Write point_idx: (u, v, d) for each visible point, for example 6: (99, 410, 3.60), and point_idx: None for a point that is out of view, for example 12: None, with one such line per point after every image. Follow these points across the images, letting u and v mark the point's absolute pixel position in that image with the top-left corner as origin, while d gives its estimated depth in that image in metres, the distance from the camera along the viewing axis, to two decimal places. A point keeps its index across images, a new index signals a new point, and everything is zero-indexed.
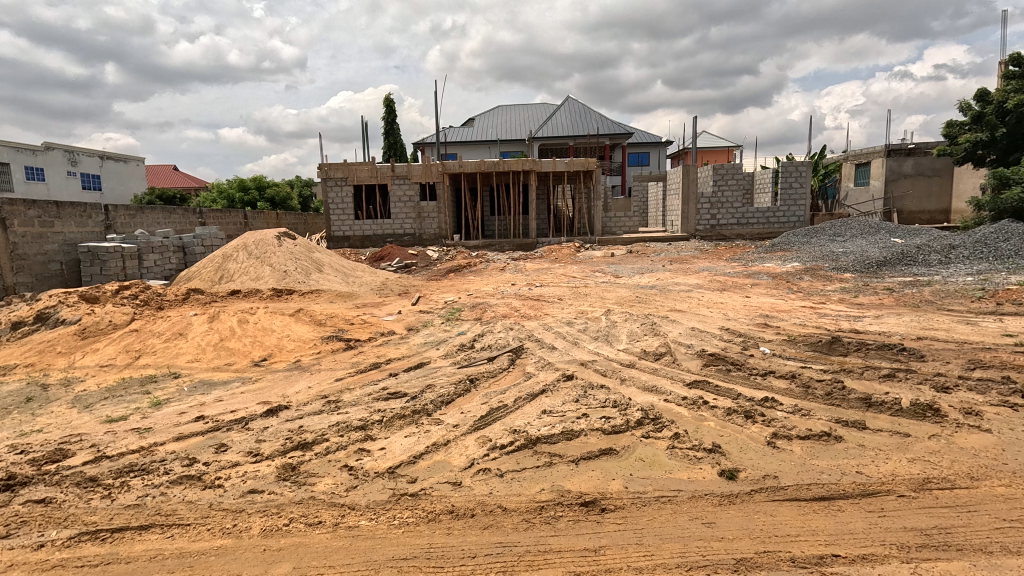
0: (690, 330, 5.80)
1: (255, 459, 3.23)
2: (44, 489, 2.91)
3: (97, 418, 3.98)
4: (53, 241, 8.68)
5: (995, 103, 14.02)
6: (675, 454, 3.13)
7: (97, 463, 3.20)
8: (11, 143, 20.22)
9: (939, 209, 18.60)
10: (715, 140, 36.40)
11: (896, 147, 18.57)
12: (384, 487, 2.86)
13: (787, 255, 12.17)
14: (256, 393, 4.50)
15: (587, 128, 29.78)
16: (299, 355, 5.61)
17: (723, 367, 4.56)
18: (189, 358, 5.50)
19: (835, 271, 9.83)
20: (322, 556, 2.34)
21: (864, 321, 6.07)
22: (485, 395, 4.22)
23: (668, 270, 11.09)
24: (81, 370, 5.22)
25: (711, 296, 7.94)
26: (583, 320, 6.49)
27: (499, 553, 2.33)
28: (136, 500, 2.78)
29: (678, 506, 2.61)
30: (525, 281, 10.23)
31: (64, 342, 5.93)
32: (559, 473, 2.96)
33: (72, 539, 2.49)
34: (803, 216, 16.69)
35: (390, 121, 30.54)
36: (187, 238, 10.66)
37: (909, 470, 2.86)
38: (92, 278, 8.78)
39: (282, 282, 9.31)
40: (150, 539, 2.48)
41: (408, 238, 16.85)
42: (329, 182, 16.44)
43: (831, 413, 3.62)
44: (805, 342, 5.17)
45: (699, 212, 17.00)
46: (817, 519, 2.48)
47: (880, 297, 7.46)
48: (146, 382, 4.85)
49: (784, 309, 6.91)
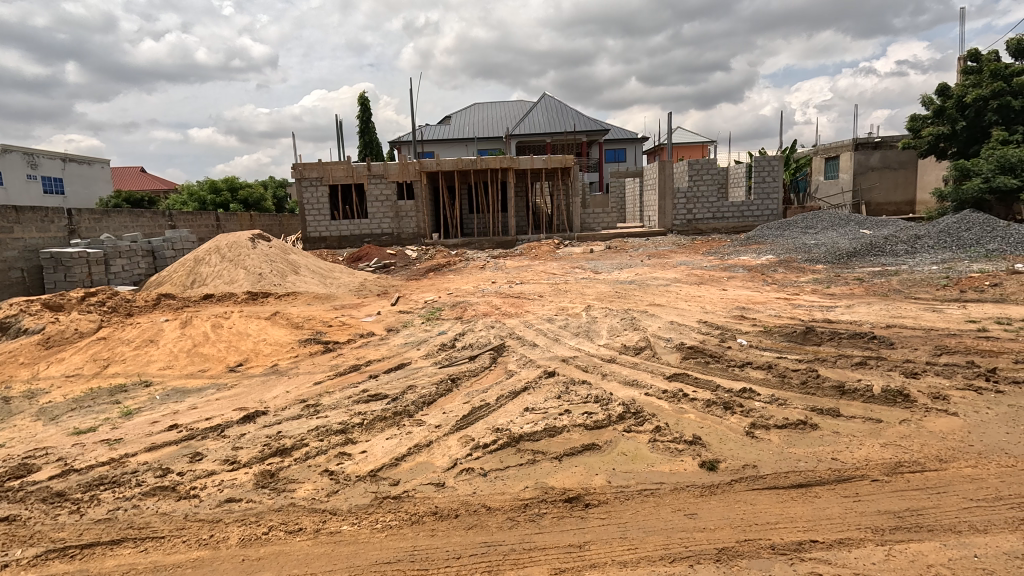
0: (670, 323, 5.88)
1: (232, 467, 3.15)
2: (8, 506, 2.79)
3: (63, 431, 3.84)
4: (13, 247, 8.31)
5: (955, 98, 14.54)
6: (657, 447, 3.16)
7: (64, 477, 3.08)
8: None
9: (905, 200, 19.19)
10: (689, 137, 37.01)
11: (863, 141, 19.11)
12: (366, 490, 2.82)
13: (761, 248, 12.38)
14: (233, 399, 4.39)
15: (564, 125, 29.93)
16: (276, 359, 5.50)
17: (702, 359, 4.63)
18: (161, 365, 5.34)
19: (808, 262, 10.09)
20: (303, 564, 2.29)
21: (836, 311, 6.23)
22: (467, 394, 4.20)
23: (647, 265, 11.21)
24: (45, 381, 5.02)
25: (689, 290, 8.06)
26: (563, 316, 6.54)
27: (484, 553, 2.31)
28: (107, 513, 2.69)
29: (660, 499, 2.64)
30: (505, 280, 10.17)
31: (27, 352, 5.70)
32: (543, 470, 2.96)
33: (39, 558, 2.39)
34: (777, 209, 17.00)
35: (365, 118, 30.14)
36: (156, 242, 10.39)
37: (881, 455, 2.95)
38: (56, 285, 8.44)
39: (257, 286, 9.12)
40: (123, 554, 2.40)
41: (386, 238, 16.68)
42: (303, 183, 16.16)
43: (807, 402, 3.71)
44: (780, 332, 5.29)
45: (676, 207, 17.23)
46: (795, 506, 2.53)
47: (851, 287, 7.68)
48: (116, 392, 4.69)
49: (760, 301, 7.04)
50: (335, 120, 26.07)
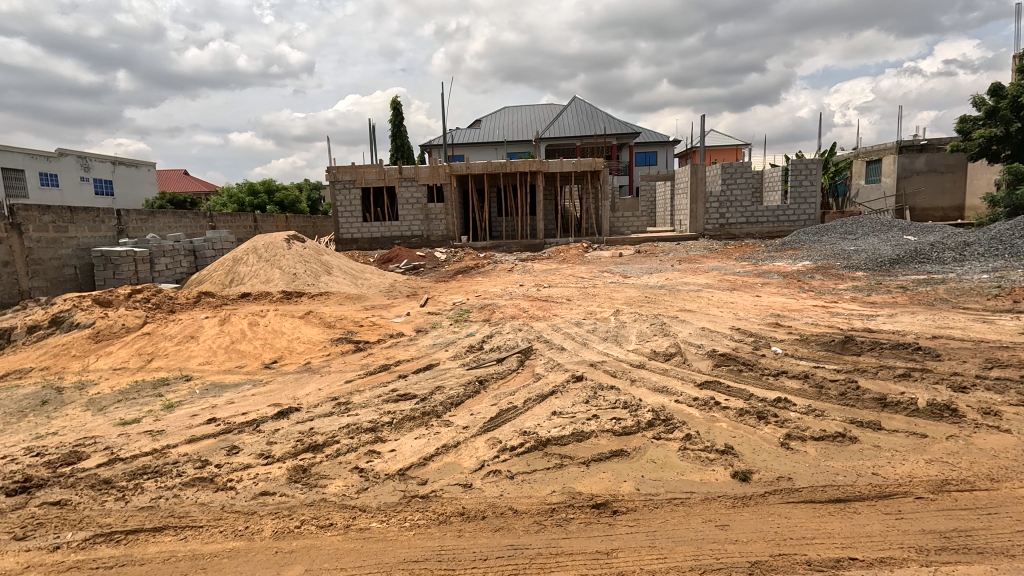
0: (701, 330, 5.77)
1: (267, 460, 3.24)
2: (60, 491, 2.95)
3: (111, 421, 4.02)
4: (67, 245, 8.76)
5: (1009, 98, 13.84)
6: (688, 456, 3.10)
7: (111, 465, 3.23)
8: (26, 149, 20.33)
9: (952, 205, 18.33)
10: (723, 140, 36.30)
11: (908, 144, 18.39)
12: (395, 489, 2.86)
13: (798, 254, 12.03)
14: (267, 395, 4.52)
15: (594, 128, 29.78)
16: (309, 357, 5.65)
17: (734, 367, 4.52)
18: (201, 361, 5.54)
19: (847, 269, 9.75)
20: (334, 558, 2.34)
21: (877, 320, 5.99)
22: (494, 396, 4.22)
23: (678, 270, 11.03)
24: (95, 373, 5.27)
25: (721, 295, 7.89)
26: (591, 321, 6.48)
27: (511, 555, 2.32)
28: (149, 502, 2.80)
29: (691, 508, 2.58)
30: (533, 282, 10.18)
31: (79, 345, 6.00)
32: (570, 475, 2.94)
33: (87, 541, 2.51)
34: (814, 214, 16.49)
35: (397, 123, 30.67)
36: (198, 242, 10.80)
37: (926, 472, 2.82)
38: (105, 282, 8.87)
39: (291, 285, 9.38)
40: (164, 541, 2.50)
41: (416, 239, 16.88)
42: (337, 186, 16.51)
43: (846, 414, 3.57)
44: (817, 341, 5.12)
45: (708, 211, 16.92)
46: (832, 521, 2.45)
47: (893, 295, 7.37)
48: (159, 385, 4.90)
49: (796, 308, 6.82)
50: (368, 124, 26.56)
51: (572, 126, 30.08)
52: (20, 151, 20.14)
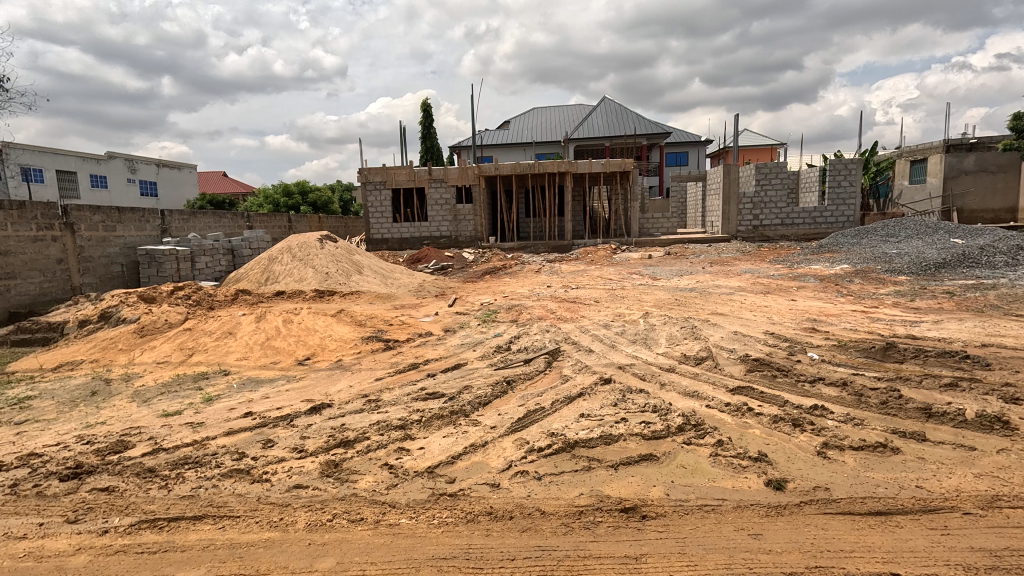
0: (733, 334, 5.63)
1: (300, 454, 3.33)
2: (108, 478, 3.09)
3: (154, 412, 4.20)
4: (115, 244, 9.20)
5: None
6: (719, 462, 3.04)
7: (155, 454, 3.37)
8: (78, 153, 21.52)
9: (1005, 207, 17.41)
10: (757, 139, 35.40)
11: (956, 142, 17.57)
12: (423, 486, 2.90)
13: (835, 257, 11.64)
14: (300, 391, 4.64)
15: (624, 128, 29.49)
16: (341, 354, 5.77)
17: (768, 373, 4.40)
18: (238, 356, 5.73)
19: (888, 273, 9.37)
20: (364, 552, 2.38)
21: (921, 326, 5.74)
22: (522, 397, 4.22)
23: (709, 272, 10.82)
24: (139, 366, 5.52)
25: (754, 299, 7.69)
26: (620, 323, 6.41)
27: (538, 556, 2.32)
28: (190, 491, 2.92)
29: (722, 516, 2.53)
30: (561, 284, 10.14)
31: (125, 339, 6.29)
32: (598, 478, 2.92)
33: (133, 526, 2.63)
34: (853, 216, 15.91)
35: (427, 124, 31.05)
36: (235, 241, 11.17)
37: (975, 487, 2.68)
38: (149, 279, 9.27)
39: (324, 284, 9.60)
40: (203, 529, 2.60)
41: (445, 240, 17.05)
42: (368, 187, 16.81)
43: (887, 424, 3.43)
44: (857, 347, 4.93)
45: (741, 213, 16.53)
46: (872, 535, 2.36)
47: (939, 301, 7.05)
48: (199, 378, 5.09)
49: (834, 313, 6.60)
50: (399, 126, 26.96)
51: (601, 127, 29.85)
52: (72, 154, 21.43)
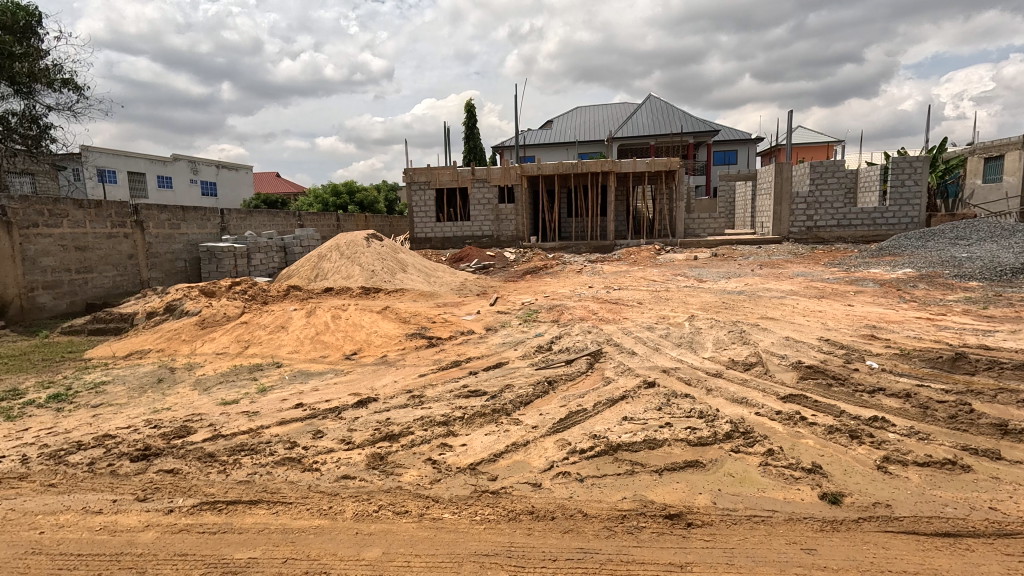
0: (784, 339, 5.42)
1: (348, 446, 3.44)
2: (173, 460, 3.30)
3: (214, 400, 4.45)
4: (179, 241, 9.78)
5: None
6: (769, 472, 2.92)
7: (214, 440, 3.57)
8: (147, 155, 23.02)
9: None
10: (812, 136, 33.82)
11: None
12: (466, 482, 2.93)
13: (897, 261, 10.98)
14: (347, 385, 4.80)
15: (670, 126, 28.83)
16: (386, 350, 5.92)
17: (823, 381, 4.20)
18: (289, 349, 5.98)
19: (958, 278, 8.76)
20: (409, 545, 2.43)
21: (996, 336, 5.33)
22: (564, 398, 4.20)
23: (758, 275, 10.43)
24: (200, 356, 5.85)
25: (807, 303, 7.36)
26: (664, 325, 6.28)
27: (580, 558, 2.30)
28: (246, 476, 3.07)
29: (773, 528, 2.44)
30: (603, 285, 10.03)
31: (188, 330, 6.68)
32: (642, 483, 2.87)
33: (195, 507, 2.79)
34: (918, 216, 14.96)
35: (471, 125, 31.38)
36: (288, 239, 11.64)
37: None
38: (210, 275, 9.79)
39: (370, 281, 9.87)
40: (258, 513, 2.72)
41: (487, 239, 17.18)
42: (413, 186, 17.15)
43: (956, 440, 3.21)
44: (922, 357, 4.64)
45: (794, 213, 15.85)
46: (939, 557, 2.21)
47: (1016, 309, 6.53)
48: (254, 369, 5.35)
49: (896, 320, 6.22)
50: (443, 127, 27.37)
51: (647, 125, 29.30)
52: (141, 156, 22.95)
